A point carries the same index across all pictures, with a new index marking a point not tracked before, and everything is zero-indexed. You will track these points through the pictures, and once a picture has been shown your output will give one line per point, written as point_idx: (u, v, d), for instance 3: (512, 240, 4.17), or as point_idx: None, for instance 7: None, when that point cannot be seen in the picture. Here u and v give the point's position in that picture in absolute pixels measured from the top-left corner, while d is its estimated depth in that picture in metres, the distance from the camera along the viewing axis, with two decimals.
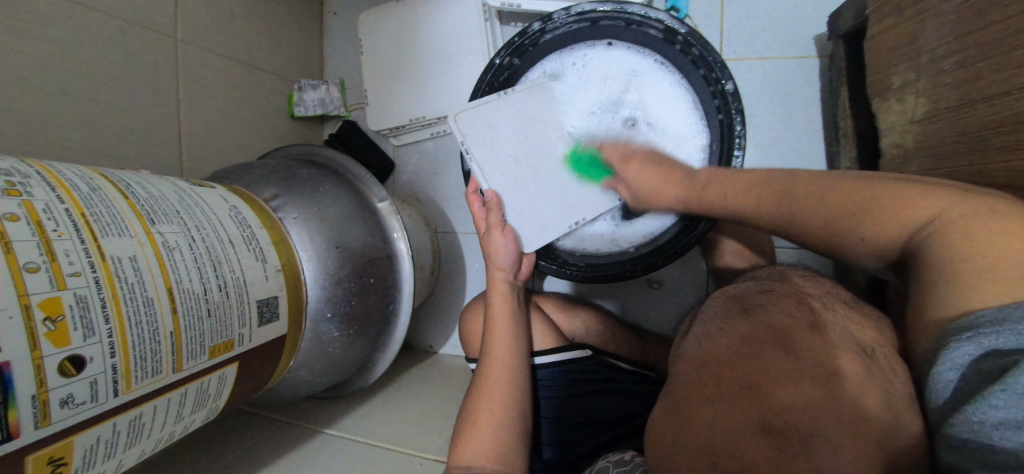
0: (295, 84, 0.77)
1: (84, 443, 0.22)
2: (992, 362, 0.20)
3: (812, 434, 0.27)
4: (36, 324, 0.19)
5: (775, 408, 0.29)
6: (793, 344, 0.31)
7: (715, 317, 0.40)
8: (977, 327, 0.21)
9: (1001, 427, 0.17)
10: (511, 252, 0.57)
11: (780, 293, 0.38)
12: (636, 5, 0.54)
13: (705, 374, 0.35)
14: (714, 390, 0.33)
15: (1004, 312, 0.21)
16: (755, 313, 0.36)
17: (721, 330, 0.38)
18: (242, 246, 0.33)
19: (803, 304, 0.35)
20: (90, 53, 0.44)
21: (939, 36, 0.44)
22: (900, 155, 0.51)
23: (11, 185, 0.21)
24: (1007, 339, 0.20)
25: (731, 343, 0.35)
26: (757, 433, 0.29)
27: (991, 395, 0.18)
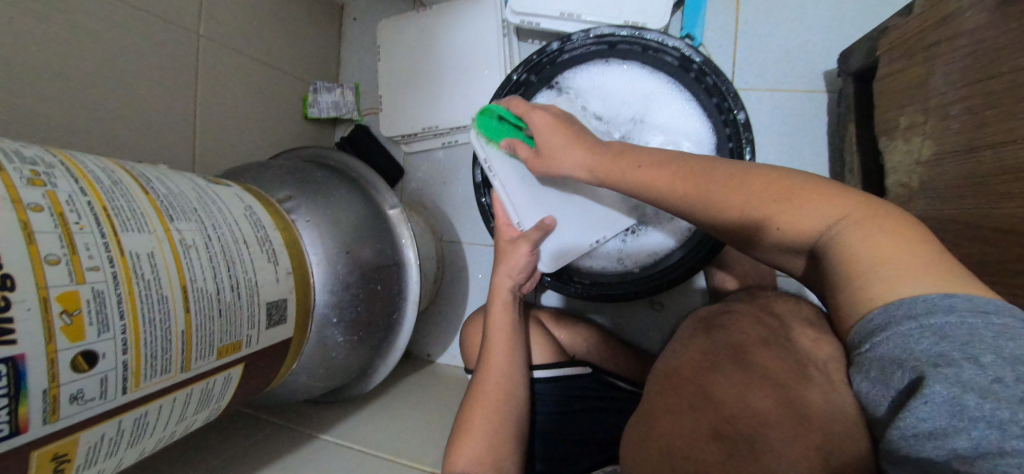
0: (311, 86, 0.78)
1: (88, 440, 0.22)
2: (902, 370, 0.23)
3: (754, 438, 0.28)
4: (53, 317, 0.19)
5: (727, 414, 0.30)
6: (748, 360, 0.33)
7: (681, 336, 0.41)
8: (879, 336, 0.25)
9: (934, 437, 0.20)
10: (524, 264, 0.57)
11: (740, 313, 0.39)
12: (653, 32, 0.57)
13: (668, 385, 0.36)
14: (674, 401, 0.34)
15: (891, 314, 0.25)
16: (717, 331, 0.38)
17: (685, 347, 0.39)
18: (256, 246, 0.33)
19: (761, 325, 0.37)
20: (115, 46, 0.44)
21: (949, 82, 0.45)
22: (904, 194, 0.52)
23: (36, 175, 0.21)
24: (896, 344, 0.24)
25: (693, 358, 0.36)
26: (712, 438, 0.30)
27: (917, 408, 0.21)
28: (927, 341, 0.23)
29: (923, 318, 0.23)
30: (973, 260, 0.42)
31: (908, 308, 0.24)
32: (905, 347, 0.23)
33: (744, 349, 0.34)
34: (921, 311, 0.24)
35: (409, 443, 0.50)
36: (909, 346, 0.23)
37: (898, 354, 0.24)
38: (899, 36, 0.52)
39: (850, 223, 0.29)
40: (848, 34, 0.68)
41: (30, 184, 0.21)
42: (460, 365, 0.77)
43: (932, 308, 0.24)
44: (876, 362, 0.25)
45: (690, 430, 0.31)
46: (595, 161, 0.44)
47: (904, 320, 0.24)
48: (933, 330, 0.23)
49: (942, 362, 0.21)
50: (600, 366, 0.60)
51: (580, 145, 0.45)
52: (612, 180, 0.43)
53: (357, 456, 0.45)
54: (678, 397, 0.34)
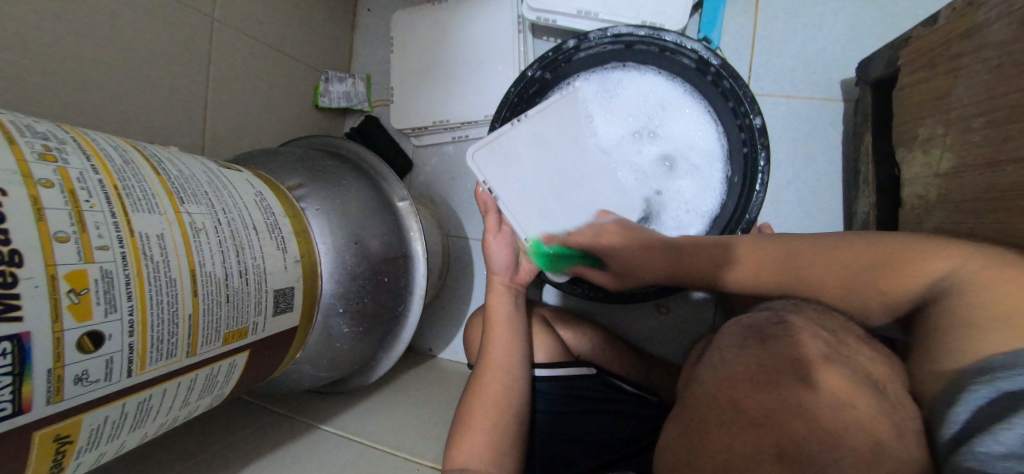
0: (322, 75, 0.77)
1: (92, 422, 0.22)
2: (1003, 404, 0.24)
3: (827, 469, 0.22)
4: (60, 296, 0.19)
5: (793, 433, 0.24)
6: (814, 376, 0.25)
7: (732, 344, 0.32)
8: (1003, 374, 0.26)
9: (1006, 459, 0.21)
10: (506, 257, 0.58)
11: (794, 324, 0.31)
12: (672, 33, 0.55)
13: (716, 399, 0.28)
14: (727, 416, 0.27)
15: (1022, 357, 0.27)
16: (773, 340, 0.29)
17: (738, 353, 0.30)
18: (266, 233, 0.33)
19: (812, 338, 0.29)
20: (130, 26, 0.44)
21: (972, 94, 0.44)
22: (921, 206, 0.51)
23: (48, 150, 0.21)
24: (1018, 382, 0.25)
25: (747, 368, 0.28)
26: (774, 460, 0.23)
27: (1003, 430, 0.22)
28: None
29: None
30: None
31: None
32: (1019, 386, 0.24)
33: (806, 361, 0.26)
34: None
35: (410, 437, 0.49)
36: (1022, 387, 0.24)
37: (1012, 390, 0.24)
38: (922, 46, 0.51)
39: None
40: (869, 42, 0.67)
41: (41, 159, 0.20)
42: (463, 361, 0.77)
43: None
44: (983, 396, 0.26)
45: (747, 453, 0.24)
46: None
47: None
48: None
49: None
50: (604, 368, 0.60)
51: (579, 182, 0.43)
52: None
53: (358, 448, 0.44)
54: (732, 414, 0.26)
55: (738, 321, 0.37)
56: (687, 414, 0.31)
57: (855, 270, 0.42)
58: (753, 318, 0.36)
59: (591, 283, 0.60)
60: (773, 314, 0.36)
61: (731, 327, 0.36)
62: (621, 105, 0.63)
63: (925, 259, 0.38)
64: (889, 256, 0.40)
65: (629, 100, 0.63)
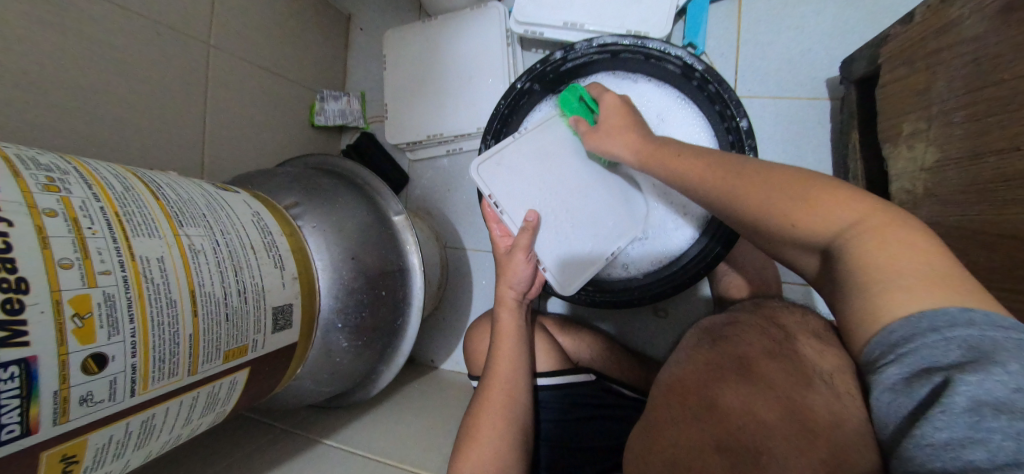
0: (318, 94, 0.79)
1: (97, 442, 0.22)
2: (920, 380, 0.22)
3: (760, 452, 0.27)
4: (64, 320, 0.20)
5: (732, 427, 0.29)
6: (751, 371, 0.31)
7: (686, 346, 0.40)
8: (897, 346, 0.24)
9: (950, 446, 0.19)
10: (527, 274, 0.56)
11: (745, 323, 0.38)
12: (657, 41, 0.56)
13: (673, 397, 0.35)
14: (679, 411, 0.34)
15: (912, 325, 0.23)
16: (720, 342, 0.36)
17: (689, 357, 0.37)
18: (263, 252, 0.34)
19: (766, 333, 0.35)
20: (129, 56, 0.46)
21: (951, 89, 0.45)
22: (909, 200, 0.51)
23: (52, 181, 0.22)
24: (933, 353, 0.22)
25: (696, 370, 0.35)
26: (717, 451, 0.29)
27: (934, 417, 0.20)
28: (951, 352, 0.21)
29: (945, 330, 0.22)
30: (979, 268, 0.42)
31: (929, 320, 0.23)
32: (928, 357, 0.22)
33: (749, 361, 0.32)
34: (942, 322, 0.22)
35: (412, 449, 0.50)
36: (935, 358, 0.22)
37: (926, 364, 0.22)
38: (900, 44, 0.52)
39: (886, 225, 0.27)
40: (850, 42, 0.68)
41: (45, 190, 0.21)
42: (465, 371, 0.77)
43: (954, 320, 0.22)
44: (891, 371, 0.23)
45: (696, 441, 0.31)
46: (640, 145, 0.46)
47: (927, 330, 0.22)
48: (957, 341, 0.21)
49: (968, 371, 0.20)
50: (603, 374, 0.60)
51: (634, 130, 0.47)
52: (649, 164, 0.44)
53: (360, 462, 0.44)
54: (684, 408, 0.33)
55: (697, 326, 0.43)
56: (653, 406, 0.38)
57: (766, 194, 0.33)
58: (710, 321, 0.42)
59: (589, 288, 0.61)
60: (728, 313, 0.43)
61: (691, 332, 0.43)
62: None
63: (821, 202, 0.30)
64: (804, 197, 0.30)
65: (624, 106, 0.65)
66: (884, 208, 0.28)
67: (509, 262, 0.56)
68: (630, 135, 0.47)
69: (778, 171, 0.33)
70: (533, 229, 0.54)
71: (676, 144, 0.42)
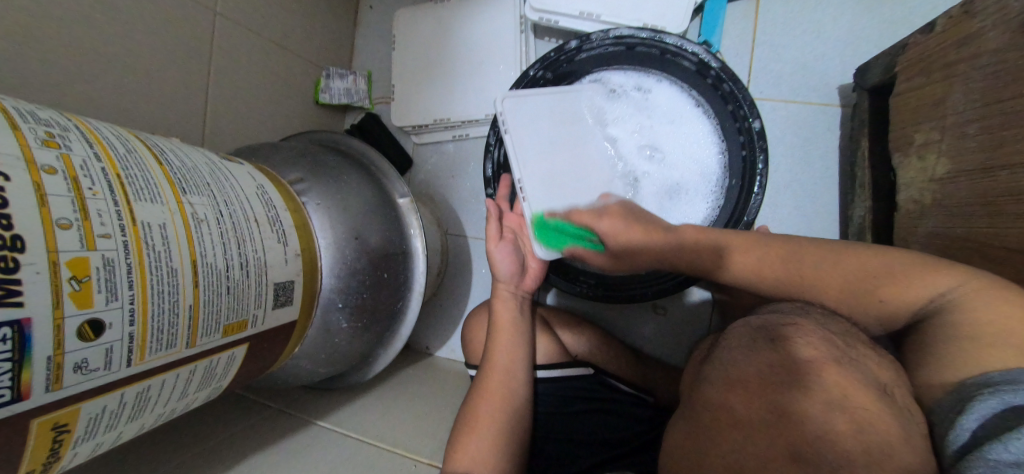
0: (323, 71, 0.77)
1: (89, 411, 0.21)
2: (1014, 415, 0.23)
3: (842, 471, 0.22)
4: (61, 282, 0.19)
5: (806, 437, 0.24)
6: (824, 378, 0.25)
7: (738, 343, 0.32)
8: (1000, 387, 0.25)
9: (1011, 465, 0.20)
10: (510, 265, 0.57)
11: (806, 323, 0.30)
12: (673, 37, 0.56)
13: (729, 398, 0.29)
14: (737, 413, 0.28)
15: (1019, 375, 0.26)
16: (782, 340, 0.28)
17: (743, 356, 0.30)
18: (267, 226, 0.33)
19: (829, 338, 0.28)
20: (133, 18, 0.44)
21: (968, 101, 0.45)
22: (916, 210, 0.52)
23: (51, 137, 0.21)
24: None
25: (758, 371, 0.28)
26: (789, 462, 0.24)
27: (1008, 438, 0.21)
28: None
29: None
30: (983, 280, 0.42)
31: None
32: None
33: (816, 365, 0.26)
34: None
35: (407, 434, 0.49)
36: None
37: (1022, 400, 0.23)
38: (919, 54, 0.52)
39: (965, 292, 0.32)
40: (866, 49, 0.68)
41: (44, 145, 0.20)
42: (460, 360, 0.76)
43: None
44: (987, 404, 0.25)
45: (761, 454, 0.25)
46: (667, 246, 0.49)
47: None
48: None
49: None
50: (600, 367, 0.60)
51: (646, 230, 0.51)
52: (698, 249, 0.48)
53: (356, 444, 0.44)
54: (748, 413, 0.27)
55: (745, 322, 0.35)
56: (704, 406, 0.31)
57: (850, 284, 0.38)
58: (760, 318, 0.35)
59: (591, 281, 0.61)
60: (776, 311, 0.37)
61: (739, 327, 0.34)
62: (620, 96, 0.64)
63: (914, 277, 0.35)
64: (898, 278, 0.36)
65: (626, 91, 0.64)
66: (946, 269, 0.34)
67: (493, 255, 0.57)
68: (651, 235, 0.50)
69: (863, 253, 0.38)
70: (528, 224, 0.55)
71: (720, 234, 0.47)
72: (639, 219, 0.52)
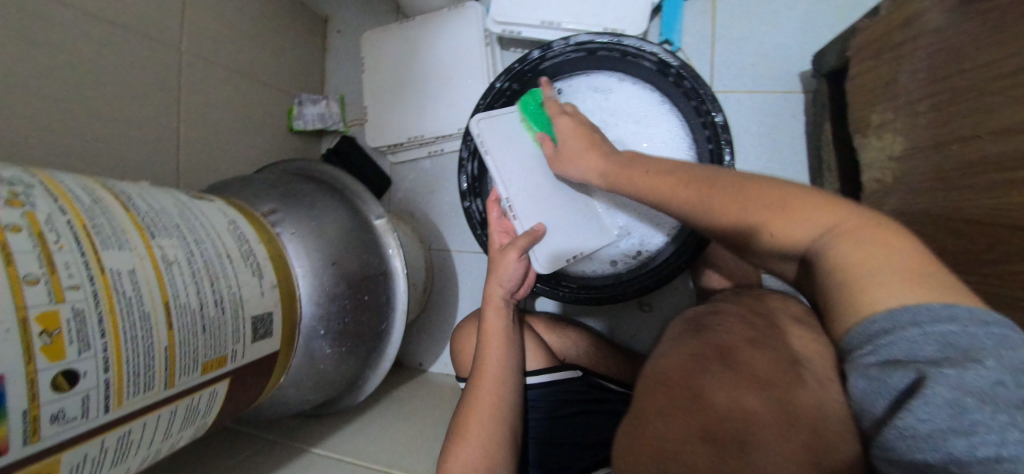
0: (295, 98, 0.78)
1: (70, 460, 0.22)
2: (894, 373, 0.22)
3: (744, 439, 0.24)
4: (33, 338, 0.19)
5: (717, 411, 0.26)
6: (734, 360, 0.30)
7: (670, 341, 0.37)
8: (877, 339, 0.24)
9: (934, 439, 0.19)
10: (519, 272, 0.57)
11: (726, 316, 0.38)
12: (632, 39, 0.58)
13: (655, 388, 0.31)
14: (661, 403, 0.29)
15: (893, 318, 0.24)
16: (705, 333, 0.35)
17: (675, 349, 0.35)
18: (241, 261, 0.33)
19: (753, 328, 0.34)
20: (99, 65, 0.45)
21: (916, 80, 0.47)
22: (880, 189, 0.53)
23: (15, 196, 0.21)
24: (905, 346, 0.23)
25: (685, 359, 0.32)
26: (701, 440, 0.25)
27: (917, 408, 0.20)
28: (931, 346, 0.22)
29: (928, 325, 0.23)
30: (947, 253, 0.44)
31: (913, 315, 0.23)
32: (907, 351, 0.23)
33: (731, 349, 0.31)
34: (924, 316, 0.23)
35: (405, 453, 0.50)
36: (909, 351, 0.23)
37: (894, 354, 0.23)
38: (869, 36, 0.54)
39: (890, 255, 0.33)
40: (820, 36, 0.70)
41: (8, 204, 0.21)
42: (454, 373, 0.77)
43: (935, 315, 0.23)
44: (870, 362, 0.24)
45: (679, 428, 0.27)
46: (605, 165, 0.48)
47: (909, 324, 0.23)
48: (936, 337, 0.22)
49: (946, 366, 0.21)
50: (590, 369, 0.61)
51: (595, 150, 0.49)
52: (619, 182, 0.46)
53: (352, 467, 0.45)
54: (669, 397, 0.29)
55: (682, 317, 0.41)
56: (636, 403, 0.34)
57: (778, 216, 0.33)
58: (694, 312, 0.41)
59: (573, 285, 0.62)
60: (709, 307, 0.42)
61: (674, 323, 0.41)
62: (579, 94, 0.65)
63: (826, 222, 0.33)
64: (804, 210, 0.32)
65: (585, 89, 0.65)
66: (850, 208, 0.31)
67: (501, 260, 0.56)
68: (593, 148, 0.49)
69: (784, 193, 0.33)
70: (536, 236, 0.56)
71: (641, 165, 0.45)
72: (591, 134, 0.51)
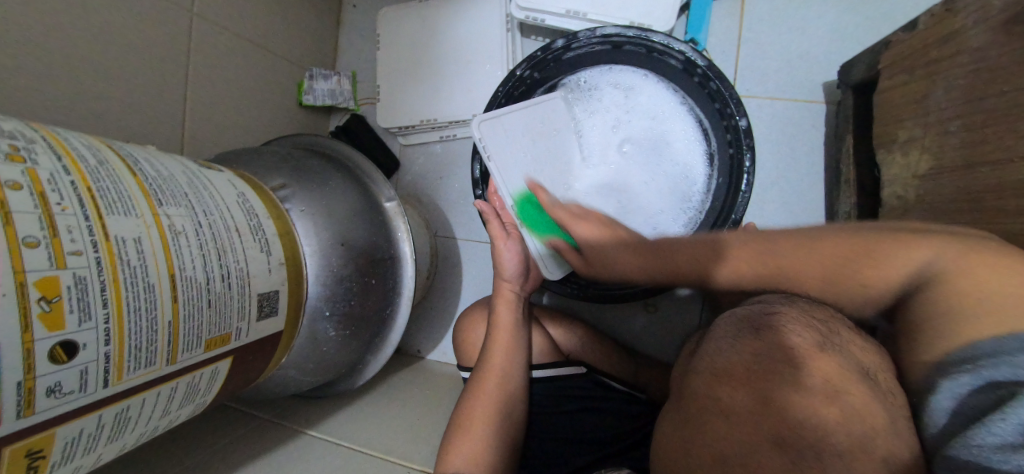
0: (307, 72, 0.75)
1: (66, 435, 0.21)
2: (988, 393, 0.24)
3: (823, 451, 0.24)
4: (30, 304, 0.18)
5: (790, 423, 0.25)
6: (804, 363, 0.27)
7: (725, 335, 0.34)
8: (979, 360, 0.26)
9: (1000, 449, 0.21)
10: (516, 261, 0.57)
11: (790, 314, 0.32)
12: (659, 34, 0.56)
13: (716, 390, 0.30)
14: (726, 408, 0.28)
15: (1004, 342, 0.25)
16: (766, 330, 0.31)
17: (732, 345, 0.32)
18: (249, 236, 0.32)
19: (806, 321, 0.31)
20: (108, 22, 0.42)
21: (950, 98, 0.46)
22: (899, 206, 0.53)
23: (15, 151, 0.20)
24: (1004, 371, 0.24)
25: (743, 359, 0.29)
26: (772, 447, 0.25)
27: (992, 424, 0.22)
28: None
29: (1018, 353, 0.24)
30: None
31: (1008, 341, 0.25)
32: (1006, 374, 0.24)
33: (795, 348, 0.28)
34: (1019, 346, 0.25)
35: (403, 441, 0.49)
36: (1011, 376, 0.24)
37: (996, 378, 0.24)
38: (903, 50, 0.52)
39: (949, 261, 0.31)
40: (848, 46, 0.69)
41: (8, 159, 0.19)
42: (452, 362, 0.76)
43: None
44: (959, 383, 0.26)
45: (748, 437, 0.26)
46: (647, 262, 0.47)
47: (1001, 354, 0.25)
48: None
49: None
50: (593, 366, 0.60)
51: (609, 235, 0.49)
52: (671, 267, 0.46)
53: (348, 453, 0.44)
54: (731, 402, 0.28)
55: (732, 313, 0.38)
56: (685, 397, 0.33)
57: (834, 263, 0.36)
58: (745, 309, 0.37)
59: (581, 282, 0.61)
60: (753, 303, 0.40)
61: (726, 320, 0.36)
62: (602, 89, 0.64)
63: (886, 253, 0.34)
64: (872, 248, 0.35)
65: (609, 84, 0.64)
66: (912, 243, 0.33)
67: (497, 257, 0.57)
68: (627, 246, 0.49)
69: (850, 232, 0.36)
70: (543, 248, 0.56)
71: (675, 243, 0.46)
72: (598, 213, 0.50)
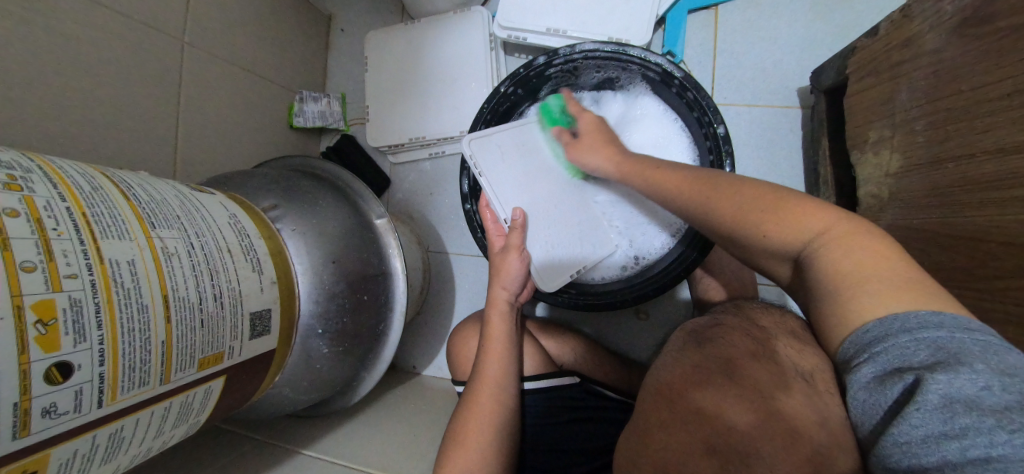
0: (297, 95, 0.77)
1: (60, 456, 0.21)
2: (893, 378, 0.23)
3: (749, 454, 0.28)
4: (26, 327, 0.18)
5: (723, 430, 0.29)
6: (740, 373, 0.32)
7: (674, 349, 0.40)
8: (872, 348, 0.25)
9: (926, 443, 0.20)
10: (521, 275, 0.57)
11: (731, 328, 0.39)
12: (637, 49, 0.58)
13: (660, 399, 0.35)
14: (667, 415, 0.33)
15: (886, 326, 0.25)
16: (708, 345, 0.36)
17: (676, 360, 0.37)
18: (241, 256, 0.33)
19: (749, 340, 0.36)
20: (102, 53, 0.44)
21: (914, 98, 0.49)
22: (875, 203, 0.55)
23: (13, 180, 0.21)
24: (899, 355, 0.24)
25: (685, 371, 0.35)
26: (706, 452, 0.29)
27: (910, 414, 0.21)
28: (922, 352, 0.23)
29: (916, 332, 0.24)
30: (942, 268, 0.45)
31: (902, 322, 0.25)
32: (899, 358, 0.24)
33: (736, 363, 0.33)
34: (913, 324, 0.24)
35: (399, 458, 0.49)
36: (905, 359, 0.23)
37: (896, 365, 0.24)
38: (866, 56, 0.55)
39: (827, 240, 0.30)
40: (817, 54, 0.72)
41: (7, 188, 0.20)
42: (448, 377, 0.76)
43: (925, 323, 0.24)
44: (866, 370, 0.25)
45: (686, 443, 0.31)
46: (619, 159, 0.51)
47: (899, 333, 0.24)
48: (925, 343, 0.23)
49: (937, 370, 0.21)
50: (587, 376, 0.60)
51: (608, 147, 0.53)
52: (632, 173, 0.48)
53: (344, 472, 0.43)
54: (674, 412, 0.33)
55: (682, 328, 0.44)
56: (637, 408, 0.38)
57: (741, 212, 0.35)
58: (693, 323, 0.43)
59: (571, 291, 0.61)
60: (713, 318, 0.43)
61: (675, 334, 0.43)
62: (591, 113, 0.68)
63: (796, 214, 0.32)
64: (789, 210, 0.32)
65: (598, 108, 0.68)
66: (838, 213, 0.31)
67: (503, 260, 0.57)
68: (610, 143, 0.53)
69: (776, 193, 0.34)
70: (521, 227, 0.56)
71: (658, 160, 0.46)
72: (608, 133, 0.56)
